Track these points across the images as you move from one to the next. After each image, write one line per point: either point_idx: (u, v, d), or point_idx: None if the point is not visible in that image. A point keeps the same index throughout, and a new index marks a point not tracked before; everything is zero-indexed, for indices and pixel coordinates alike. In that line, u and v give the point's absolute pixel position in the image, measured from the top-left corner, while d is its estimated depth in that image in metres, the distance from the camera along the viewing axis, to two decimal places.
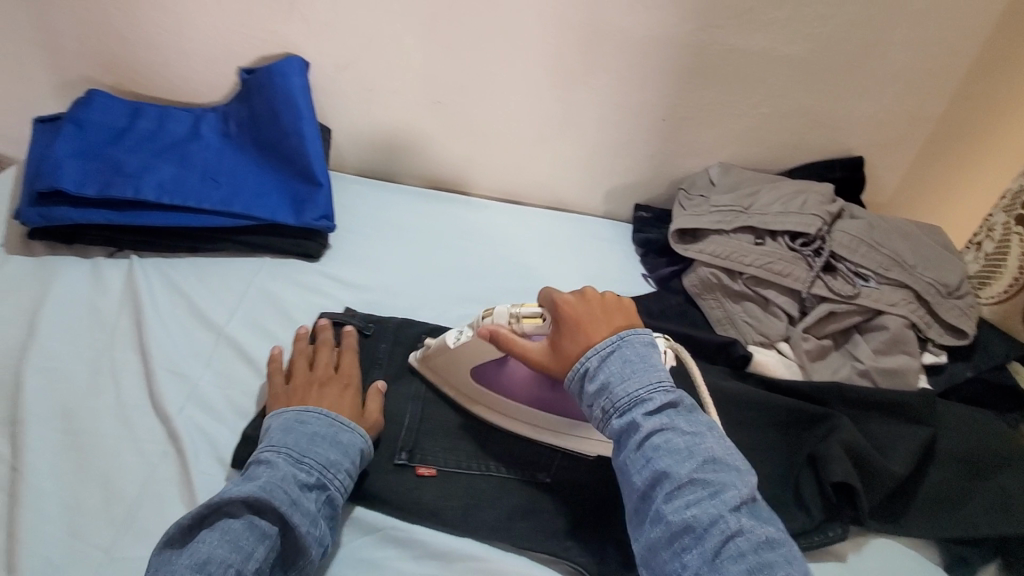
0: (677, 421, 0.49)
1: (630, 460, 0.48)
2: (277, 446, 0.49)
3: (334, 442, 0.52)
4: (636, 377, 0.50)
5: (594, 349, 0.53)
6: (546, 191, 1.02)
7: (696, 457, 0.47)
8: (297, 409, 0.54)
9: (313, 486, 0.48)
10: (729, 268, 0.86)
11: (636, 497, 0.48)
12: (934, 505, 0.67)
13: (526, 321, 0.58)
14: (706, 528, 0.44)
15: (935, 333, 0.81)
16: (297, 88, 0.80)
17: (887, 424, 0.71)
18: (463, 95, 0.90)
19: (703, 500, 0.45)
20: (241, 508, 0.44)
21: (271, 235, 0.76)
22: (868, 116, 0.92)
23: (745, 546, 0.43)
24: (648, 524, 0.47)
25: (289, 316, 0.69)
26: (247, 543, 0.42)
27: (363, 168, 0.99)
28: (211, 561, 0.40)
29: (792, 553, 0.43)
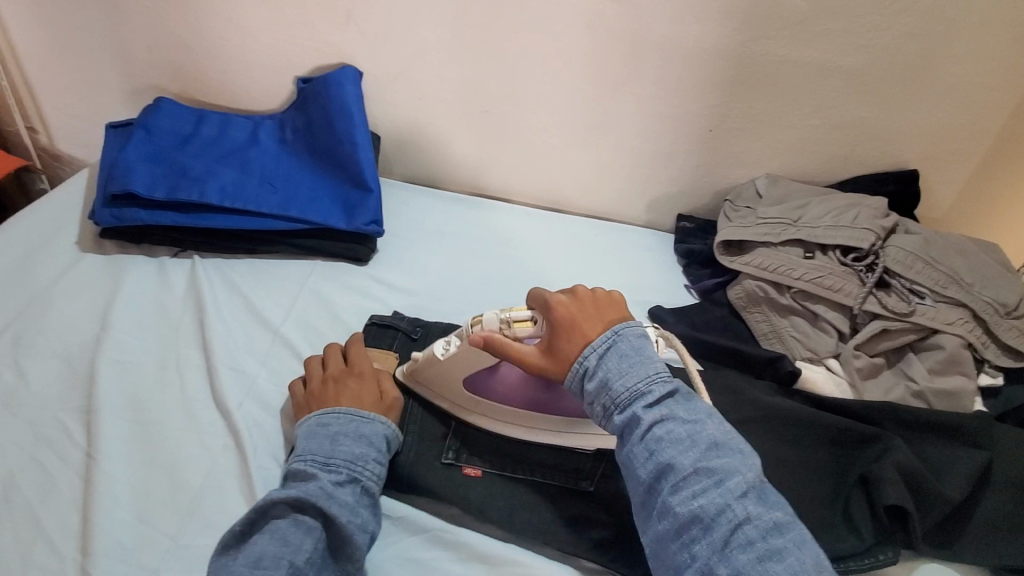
0: (676, 412, 0.51)
1: (634, 454, 0.50)
2: (303, 453, 0.54)
3: (357, 436, 0.56)
4: (634, 371, 0.52)
5: (591, 346, 0.54)
6: (586, 200, 1.03)
7: (699, 446, 0.48)
8: (319, 412, 0.57)
9: (347, 480, 0.52)
10: (776, 281, 0.83)
11: (642, 490, 0.50)
12: (992, 534, 0.64)
13: (517, 324, 0.58)
14: (714, 517, 0.45)
15: (991, 353, 0.76)
16: (350, 96, 0.84)
17: (939, 446, 0.69)
18: (509, 105, 0.92)
19: (709, 490, 0.46)
20: (282, 510, 0.49)
21: (323, 239, 0.81)
22: (923, 128, 0.92)
23: (752, 533, 0.44)
24: (656, 517, 0.48)
25: (341, 318, 0.74)
26: (294, 538, 0.47)
27: (410, 177, 1.04)
28: (265, 558, 0.46)
29: (799, 537, 0.44)
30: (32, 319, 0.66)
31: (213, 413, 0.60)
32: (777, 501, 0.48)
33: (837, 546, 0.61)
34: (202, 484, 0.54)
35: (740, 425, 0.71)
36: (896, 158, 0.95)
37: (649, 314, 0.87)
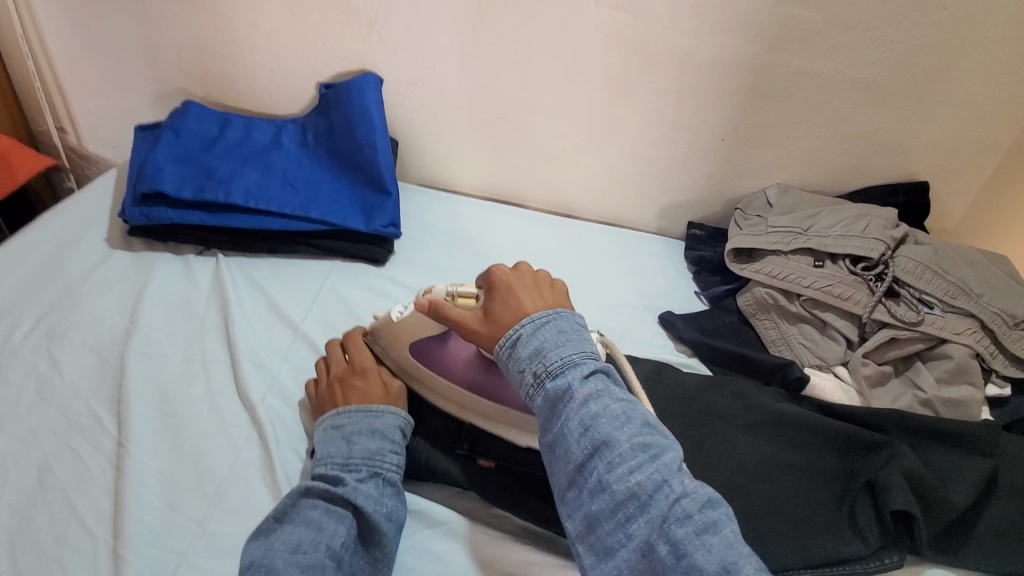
0: (609, 389, 0.51)
1: (568, 430, 0.49)
2: (325, 456, 0.56)
3: (371, 432, 0.58)
4: (569, 346, 0.53)
5: (528, 318, 0.55)
6: (599, 206, 1.05)
7: (634, 422, 0.49)
8: (334, 411, 0.59)
9: (370, 472, 0.55)
10: (786, 289, 0.84)
11: (573, 469, 0.49)
12: (996, 539, 0.66)
13: (462, 298, 0.61)
14: (650, 494, 0.45)
15: (1000, 364, 0.77)
16: (371, 102, 0.87)
17: (945, 454, 0.70)
18: (526, 113, 0.94)
19: (644, 466, 0.47)
20: (314, 501, 0.51)
21: (343, 239, 0.84)
22: (933, 141, 0.93)
23: (690, 506, 0.44)
24: (589, 496, 0.48)
25: (360, 317, 0.76)
26: (328, 525, 0.50)
27: (426, 181, 1.06)
28: (302, 544, 0.48)
29: (729, 513, 0.45)
30: (65, 312, 0.68)
31: (237, 406, 0.62)
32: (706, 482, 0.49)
33: (842, 550, 0.62)
34: (228, 473, 0.56)
35: (748, 428, 0.72)
36: (906, 170, 0.97)
37: (659, 319, 0.88)
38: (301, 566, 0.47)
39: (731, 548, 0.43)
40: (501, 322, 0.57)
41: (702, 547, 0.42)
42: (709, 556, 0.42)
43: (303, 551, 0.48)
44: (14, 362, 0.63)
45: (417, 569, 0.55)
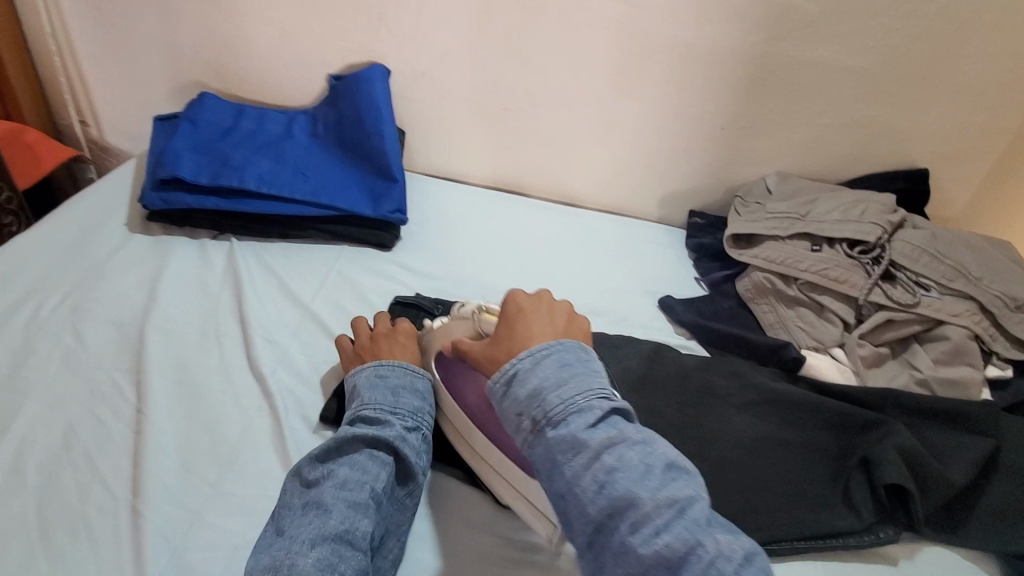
0: (624, 434, 0.48)
1: (583, 485, 0.46)
2: (372, 403, 0.58)
3: (413, 390, 0.62)
4: (574, 387, 0.50)
5: (525, 351, 0.53)
6: (602, 195, 1.07)
7: (655, 473, 0.45)
8: (373, 364, 0.63)
9: (411, 426, 0.59)
10: (783, 273, 0.86)
11: (592, 528, 0.45)
12: (996, 519, 0.64)
13: (486, 315, 0.62)
14: (683, 556, 0.41)
15: (1000, 346, 0.76)
16: (379, 92, 0.90)
17: (943, 433, 0.69)
18: (530, 103, 0.96)
19: (672, 523, 0.43)
20: (359, 445, 0.54)
21: (351, 224, 0.87)
22: (933, 127, 0.94)
23: (727, 569, 0.40)
24: (613, 559, 0.44)
25: (366, 297, 0.79)
26: (372, 468, 0.53)
27: (432, 171, 1.08)
28: (348, 482, 0.51)
29: (766, 563, 0.42)
30: (88, 290, 0.72)
31: (248, 378, 0.65)
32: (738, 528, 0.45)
33: (835, 523, 0.63)
34: (240, 440, 0.59)
35: (744, 407, 0.73)
36: (906, 157, 0.97)
37: (658, 303, 0.90)
38: (348, 502, 0.50)
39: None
40: (503, 349, 0.56)
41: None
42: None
43: (349, 488, 0.51)
44: (41, 335, 0.66)
45: (417, 531, 0.58)
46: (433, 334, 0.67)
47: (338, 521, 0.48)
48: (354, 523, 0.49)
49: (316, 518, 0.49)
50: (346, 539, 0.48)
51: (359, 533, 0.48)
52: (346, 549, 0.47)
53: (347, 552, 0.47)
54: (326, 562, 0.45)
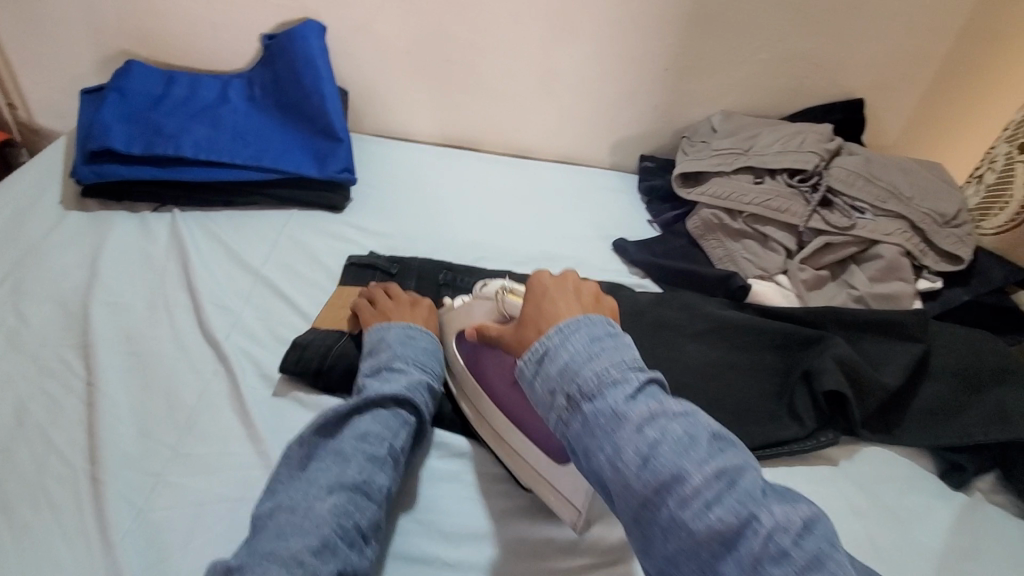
0: (665, 405, 0.43)
1: (622, 461, 0.41)
2: (403, 358, 0.60)
3: (434, 355, 0.64)
4: (606, 358, 0.45)
5: (555, 326, 0.49)
6: (553, 145, 1.07)
7: (701, 443, 0.40)
8: (403, 324, 0.64)
9: (433, 388, 0.60)
10: (728, 208, 0.88)
11: (635, 505, 0.40)
12: (930, 416, 0.68)
13: (512, 296, 0.59)
14: (737, 532, 0.36)
15: (930, 260, 0.81)
16: (315, 50, 0.87)
17: (878, 344, 0.73)
18: (473, 53, 0.95)
19: (723, 495, 0.37)
20: (386, 401, 0.55)
21: (298, 188, 0.85)
22: (867, 57, 0.96)
23: (789, 542, 0.34)
24: (662, 537, 0.39)
25: (319, 259, 0.78)
26: (394, 425, 0.54)
27: (380, 132, 1.06)
28: (370, 435, 0.52)
29: (832, 531, 0.36)
30: (25, 269, 0.70)
31: (202, 345, 0.64)
32: (802, 497, 0.39)
33: (780, 434, 0.66)
34: (197, 404, 0.59)
35: (696, 336, 0.76)
36: (843, 88, 1.00)
37: (613, 246, 0.91)
38: (368, 455, 0.51)
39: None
40: (528, 335, 0.51)
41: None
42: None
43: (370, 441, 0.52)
44: None
45: None
46: (459, 316, 0.66)
47: (357, 472, 0.49)
48: (371, 475, 0.50)
49: (336, 465, 0.50)
50: (362, 489, 0.49)
51: (376, 486, 0.50)
52: (362, 500, 0.48)
53: (362, 501, 0.48)
54: (343, 509, 0.47)
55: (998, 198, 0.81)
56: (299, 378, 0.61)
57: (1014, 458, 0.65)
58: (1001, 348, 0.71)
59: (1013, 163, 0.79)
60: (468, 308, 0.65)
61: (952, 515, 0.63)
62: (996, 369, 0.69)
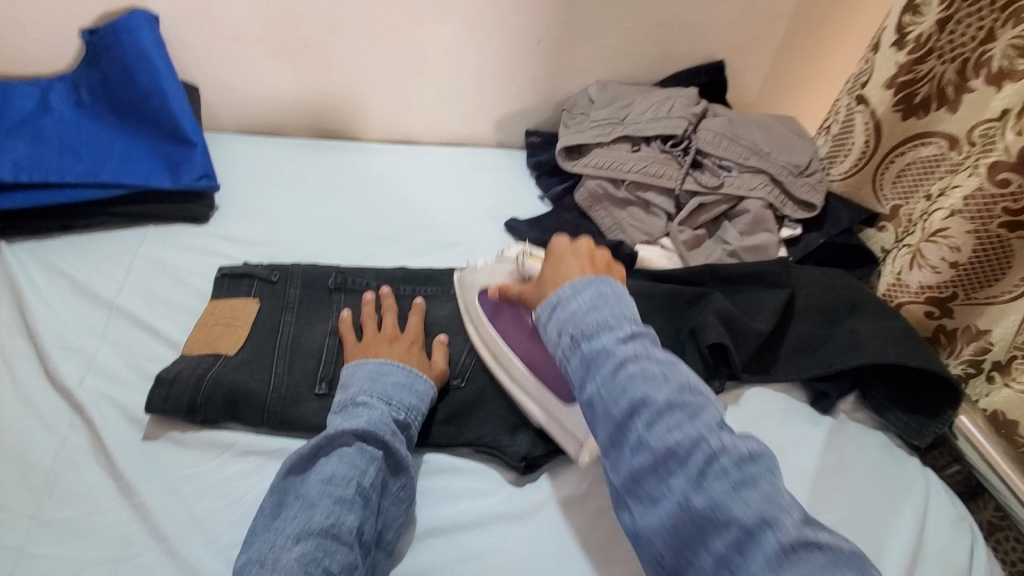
0: (650, 351, 0.50)
1: (607, 388, 0.48)
2: (369, 392, 0.58)
3: (412, 387, 0.60)
4: (607, 308, 0.52)
5: (569, 281, 0.55)
6: (436, 128, 1.04)
7: (673, 383, 0.47)
8: (377, 360, 0.61)
9: (404, 421, 0.57)
10: (611, 177, 0.91)
11: (612, 428, 0.47)
12: (799, 353, 0.75)
13: (531, 259, 0.67)
14: (689, 451, 0.44)
15: (789, 210, 0.88)
16: (149, 43, 0.78)
17: (752, 292, 0.78)
18: (335, 36, 0.89)
19: (683, 423, 0.45)
20: (350, 438, 0.53)
21: (151, 202, 0.77)
22: (723, 20, 1.01)
23: (728, 463, 0.43)
24: (630, 453, 0.46)
25: (184, 280, 0.71)
26: (361, 463, 0.52)
27: (244, 128, 0.98)
28: (335, 477, 0.51)
29: (772, 465, 0.44)
30: None
31: (54, 396, 0.58)
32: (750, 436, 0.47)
33: None
34: (55, 463, 0.53)
35: None
36: (706, 51, 1.05)
37: (504, 226, 0.90)
38: (334, 498, 0.50)
39: (774, 503, 0.41)
40: (546, 291, 0.58)
41: (741, 501, 0.41)
42: (748, 509, 0.41)
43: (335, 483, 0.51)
44: None
45: None
46: (479, 275, 0.71)
47: (324, 516, 0.49)
48: (339, 518, 0.49)
49: (303, 511, 0.49)
50: (331, 533, 0.48)
51: (345, 528, 0.48)
52: (332, 544, 0.47)
53: (332, 546, 0.47)
54: (309, 556, 0.46)
55: (842, 147, 0.88)
56: (169, 413, 0.56)
57: (869, 380, 0.74)
58: (852, 282, 0.79)
59: (853, 112, 0.86)
60: (491, 268, 0.70)
61: (821, 437, 0.70)
62: (848, 304, 0.77)
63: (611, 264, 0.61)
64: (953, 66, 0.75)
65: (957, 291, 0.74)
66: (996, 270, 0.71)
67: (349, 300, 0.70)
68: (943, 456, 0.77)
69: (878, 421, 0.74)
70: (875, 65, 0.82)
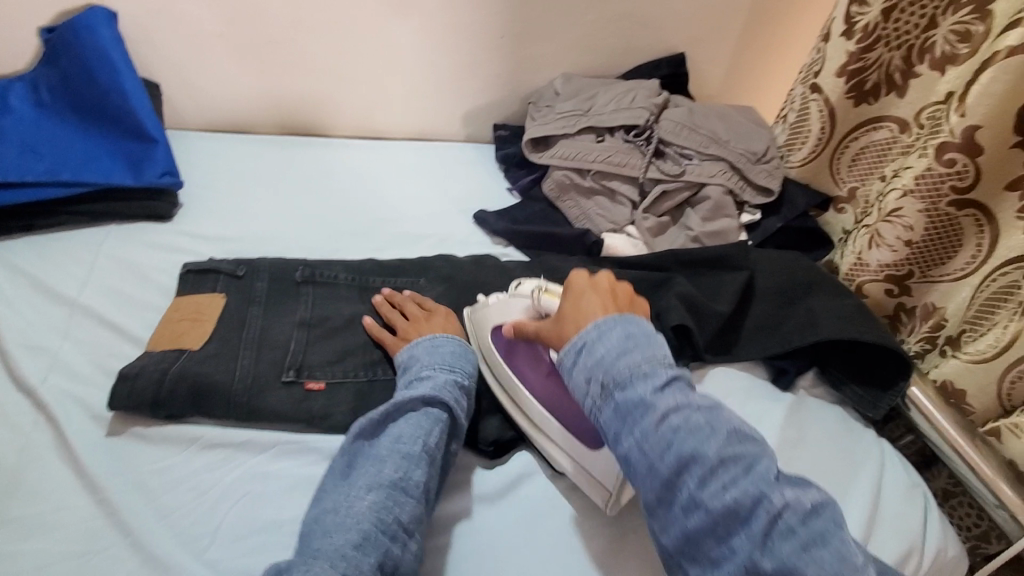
0: (689, 398, 0.51)
1: (652, 443, 0.49)
2: (431, 363, 0.61)
3: (466, 357, 0.64)
4: (638, 354, 0.53)
5: (592, 323, 0.56)
6: (404, 123, 1.04)
7: (720, 434, 0.48)
8: (430, 335, 0.65)
9: (466, 387, 0.61)
10: (577, 167, 0.93)
11: (659, 485, 0.48)
12: (759, 332, 0.78)
13: (548, 295, 0.65)
14: (750, 509, 0.45)
15: (748, 196, 0.91)
16: (108, 41, 0.77)
17: (713, 275, 0.81)
18: (298, 32, 0.89)
19: (738, 480, 0.46)
20: (417, 403, 0.56)
21: (113, 200, 0.77)
22: (682, 13, 1.03)
23: (793, 520, 0.43)
24: (683, 512, 0.47)
25: (148, 277, 0.71)
26: (427, 424, 0.55)
27: (208, 126, 0.97)
28: (404, 436, 0.54)
29: (835, 516, 0.45)
30: None
31: (17, 396, 0.57)
32: (806, 481, 0.48)
33: None
34: (20, 462, 0.53)
35: None
36: (667, 44, 1.07)
37: (473, 218, 0.91)
38: (403, 455, 0.53)
39: (843, 559, 0.42)
40: (566, 328, 0.59)
41: (812, 561, 0.42)
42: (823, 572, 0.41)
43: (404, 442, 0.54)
44: None
45: (251, 492, 0.54)
46: (492, 311, 0.69)
47: (394, 470, 0.52)
48: (408, 472, 0.52)
49: (374, 468, 0.52)
50: (399, 486, 0.51)
51: (413, 482, 0.51)
52: (401, 496, 0.50)
53: (401, 497, 0.50)
54: (381, 505, 0.49)
55: (799, 134, 0.91)
56: (134, 407, 0.56)
57: (826, 356, 0.77)
58: (808, 264, 0.82)
59: (808, 101, 0.89)
60: (504, 304, 0.69)
61: (783, 412, 0.72)
62: (805, 283, 0.80)
63: (632, 296, 0.62)
64: (899, 53, 0.79)
65: (913, 269, 0.77)
66: (948, 250, 0.74)
67: (317, 293, 0.70)
68: (898, 428, 0.79)
69: (835, 395, 0.77)
70: (827, 54, 0.85)
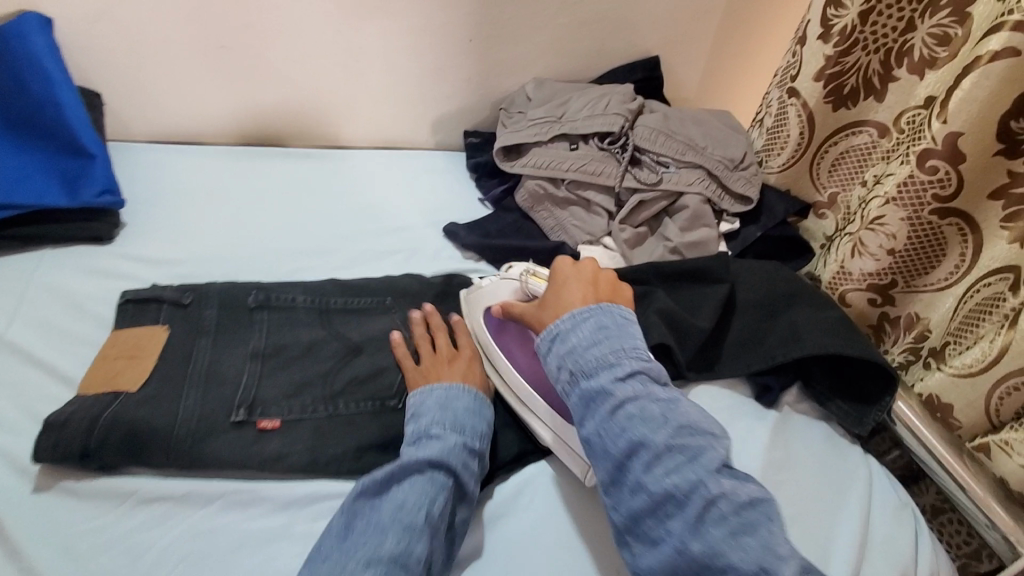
0: (650, 389, 0.52)
1: (607, 427, 0.50)
2: (441, 420, 0.56)
3: (478, 412, 0.59)
4: (607, 344, 0.54)
5: (569, 312, 0.58)
6: (369, 131, 1.00)
7: (672, 424, 0.50)
8: (443, 386, 0.60)
9: (476, 449, 0.56)
10: (551, 176, 0.89)
11: (611, 466, 0.50)
12: (742, 347, 0.75)
13: (535, 277, 0.65)
14: (686, 494, 0.47)
15: (727, 204, 0.88)
16: (42, 49, 0.71)
17: (693, 289, 0.78)
18: (252, 37, 0.83)
19: (681, 468, 0.48)
20: (423, 466, 0.52)
21: (46, 223, 0.70)
22: (656, 14, 1.00)
23: (726, 508, 0.45)
24: (629, 494, 0.49)
25: (83, 307, 0.65)
26: (432, 491, 0.51)
27: (157, 138, 0.91)
28: (406, 505, 0.50)
29: (770, 510, 0.47)
30: None
31: None
32: (749, 477, 0.50)
33: None
34: None
35: None
36: (641, 47, 1.04)
37: (443, 231, 0.87)
38: (404, 526, 0.49)
39: (768, 547, 0.44)
40: (546, 313, 0.60)
41: (738, 547, 0.44)
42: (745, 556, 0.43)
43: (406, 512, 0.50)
44: None
45: (197, 550, 0.50)
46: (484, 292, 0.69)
47: (394, 543, 0.48)
48: (409, 546, 0.48)
49: (373, 536, 0.48)
50: (400, 562, 0.47)
51: (415, 558, 0.47)
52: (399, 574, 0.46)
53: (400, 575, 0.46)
54: None
55: (778, 138, 0.88)
56: (62, 460, 0.51)
57: (812, 370, 0.74)
58: (789, 274, 0.80)
59: (786, 106, 0.86)
60: (496, 284, 0.68)
61: (765, 432, 0.70)
62: (787, 295, 0.77)
63: (615, 285, 0.63)
64: (877, 57, 0.77)
65: (896, 278, 0.75)
66: (931, 259, 0.72)
67: (272, 319, 0.65)
68: (885, 442, 0.77)
69: (820, 411, 0.75)
70: (803, 58, 0.82)
